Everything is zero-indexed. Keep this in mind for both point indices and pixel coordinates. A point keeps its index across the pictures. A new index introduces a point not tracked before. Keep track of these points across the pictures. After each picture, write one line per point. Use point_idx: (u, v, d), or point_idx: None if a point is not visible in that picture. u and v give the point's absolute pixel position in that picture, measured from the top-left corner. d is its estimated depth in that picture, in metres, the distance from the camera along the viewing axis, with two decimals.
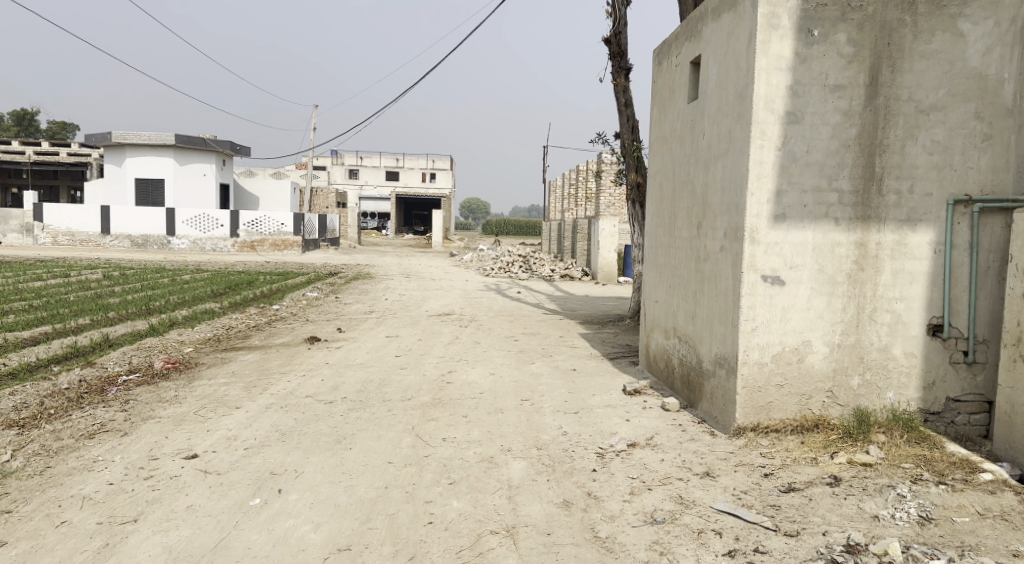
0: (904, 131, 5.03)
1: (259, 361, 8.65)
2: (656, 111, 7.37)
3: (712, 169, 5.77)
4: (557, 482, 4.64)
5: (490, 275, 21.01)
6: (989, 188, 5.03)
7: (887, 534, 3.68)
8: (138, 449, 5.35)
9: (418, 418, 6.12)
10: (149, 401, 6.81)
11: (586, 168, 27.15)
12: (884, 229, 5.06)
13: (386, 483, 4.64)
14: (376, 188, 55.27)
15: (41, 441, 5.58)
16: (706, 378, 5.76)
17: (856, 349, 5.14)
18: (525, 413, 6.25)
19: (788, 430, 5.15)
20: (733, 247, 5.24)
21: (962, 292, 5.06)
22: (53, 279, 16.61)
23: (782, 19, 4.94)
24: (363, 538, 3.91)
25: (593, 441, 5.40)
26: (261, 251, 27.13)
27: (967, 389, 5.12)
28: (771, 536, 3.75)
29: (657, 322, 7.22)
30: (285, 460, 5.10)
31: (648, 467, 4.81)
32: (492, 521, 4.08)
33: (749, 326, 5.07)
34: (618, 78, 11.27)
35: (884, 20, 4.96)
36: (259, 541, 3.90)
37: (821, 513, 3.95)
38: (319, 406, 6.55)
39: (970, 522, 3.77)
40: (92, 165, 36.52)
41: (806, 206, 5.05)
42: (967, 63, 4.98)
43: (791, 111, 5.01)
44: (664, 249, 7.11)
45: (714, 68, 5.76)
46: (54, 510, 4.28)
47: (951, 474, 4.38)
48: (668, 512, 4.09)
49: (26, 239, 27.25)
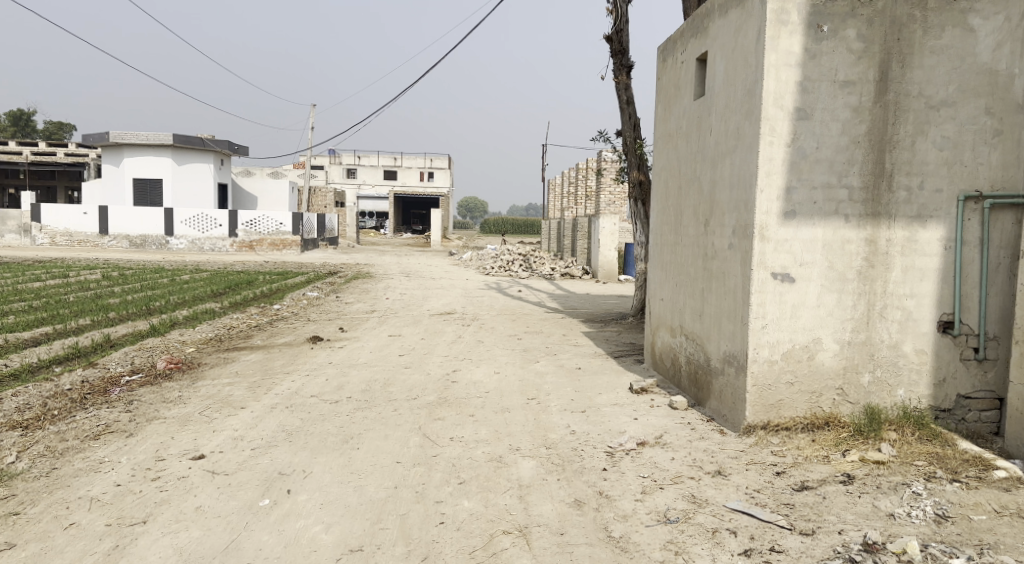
0: (915, 127, 5.01)
1: (262, 361, 8.61)
2: (661, 108, 7.35)
3: (720, 165, 5.75)
4: (567, 481, 4.62)
5: (491, 274, 20.97)
6: (1000, 184, 5.00)
7: (903, 533, 3.66)
8: (145, 449, 5.32)
9: (424, 418, 6.09)
10: (153, 402, 6.78)
11: (586, 166, 27.12)
12: (895, 225, 5.04)
13: (396, 483, 4.62)
14: (374, 188, 55.21)
15: (46, 442, 5.55)
16: (715, 376, 5.74)
17: (866, 346, 5.12)
18: (532, 412, 6.23)
19: (798, 428, 5.12)
20: (743, 243, 5.21)
21: (973, 288, 5.04)
22: (51, 279, 16.59)
23: (791, 15, 4.91)
24: (375, 538, 3.88)
25: (602, 440, 5.37)
26: (260, 251, 27.09)
27: (978, 386, 5.10)
28: (787, 534, 3.73)
29: (663, 320, 7.20)
30: (293, 460, 5.06)
31: (658, 466, 4.78)
32: (505, 521, 4.06)
33: (759, 323, 5.05)
34: (619, 75, 11.24)
35: (894, 15, 4.93)
36: (270, 542, 3.87)
37: (836, 512, 3.92)
38: (324, 406, 6.52)
39: (987, 520, 3.75)
40: (90, 165, 36.44)
41: (816, 203, 5.02)
42: (977, 58, 4.96)
43: (801, 107, 4.98)
44: (670, 246, 7.08)
45: (721, 64, 5.73)
46: (62, 511, 4.24)
47: (965, 472, 4.36)
48: (681, 511, 4.07)
49: (24, 239, 27.25)
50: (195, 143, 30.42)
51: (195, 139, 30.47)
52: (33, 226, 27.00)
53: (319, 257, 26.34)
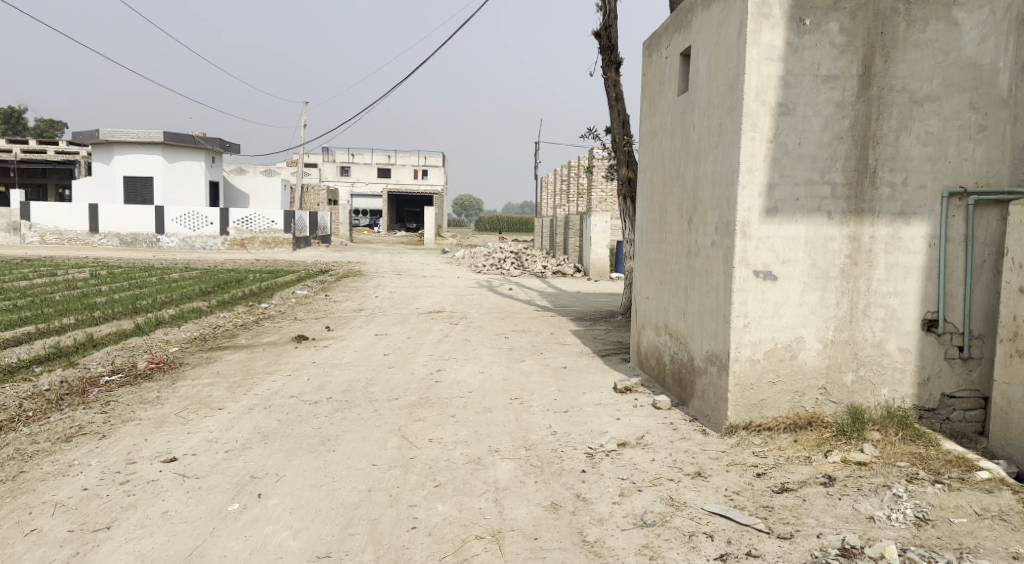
0: (898, 122, 4.92)
1: (245, 361, 8.48)
2: (646, 104, 7.23)
3: (703, 162, 5.66)
4: (544, 483, 4.53)
5: (483, 273, 20.84)
6: (985, 181, 4.93)
7: (883, 536, 3.59)
8: (116, 452, 5.20)
9: (404, 418, 5.99)
10: (130, 402, 6.66)
11: (578, 163, 27.11)
12: (878, 222, 4.96)
13: (370, 486, 4.52)
14: (369, 185, 55.04)
15: (16, 444, 5.43)
16: (698, 376, 5.65)
17: (849, 345, 5.04)
18: (514, 412, 6.13)
19: (780, 428, 5.04)
20: (725, 241, 5.12)
21: (958, 286, 4.97)
22: (38, 278, 16.43)
23: (773, 8, 4.83)
24: (344, 544, 3.79)
25: (582, 441, 5.28)
26: (251, 249, 26.91)
27: (962, 385, 5.03)
28: (765, 538, 3.65)
29: (648, 319, 7.11)
30: (266, 462, 4.96)
31: (638, 467, 4.70)
32: (478, 525, 3.97)
33: (741, 322, 4.97)
34: (608, 71, 11.12)
35: (877, 9, 4.85)
36: (235, 548, 3.77)
37: (816, 515, 3.85)
38: (304, 407, 6.42)
39: (968, 523, 3.67)
40: (80, 164, 36.21)
41: (798, 199, 4.94)
42: (962, 52, 4.88)
43: (783, 102, 4.90)
44: (655, 244, 6.98)
45: (704, 59, 5.65)
46: (25, 517, 4.14)
47: (947, 473, 4.29)
48: (658, 515, 3.98)
49: (14, 238, 27.09)
50: (185, 140, 30.21)
51: (186, 136, 30.23)
52: (22, 224, 26.84)
53: (310, 255, 26.15)
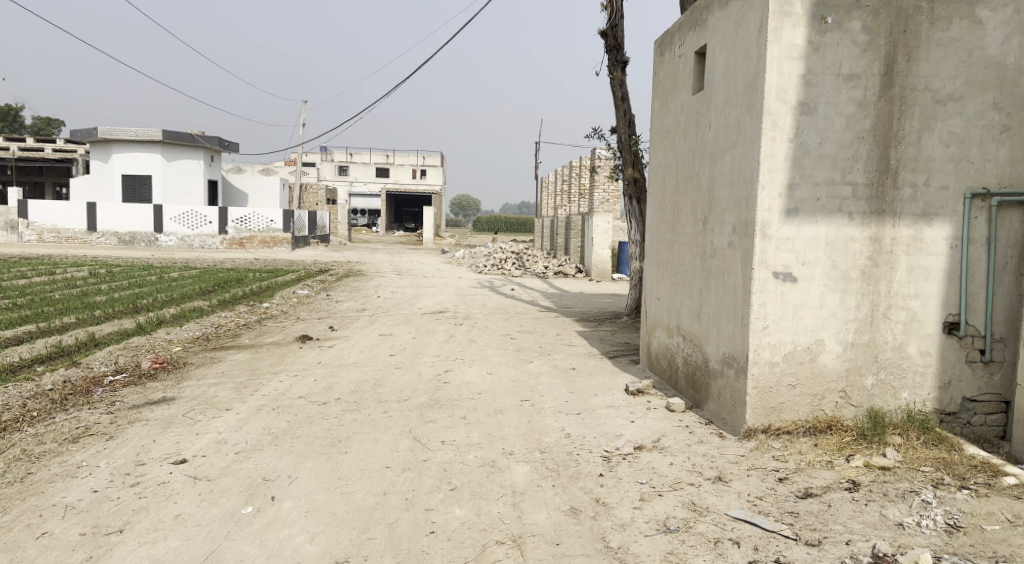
0: (920, 122, 4.86)
1: (250, 361, 8.39)
2: (657, 105, 7.18)
3: (719, 162, 5.59)
4: (563, 487, 4.45)
5: (484, 273, 20.77)
6: (1008, 181, 4.86)
7: (914, 544, 3.53)
8: (125, 453, 5.12)
9: (415, 420, 5.92)
10: (135, 403, 6.57)
11: (580, 164, 27.08)
12: (899, 223, 4.89)
13: (385, 489, 4.44)
14: (368, 185, 54.95)
15: (22, 445, 5.34)
16: (713, 378, 5.60)
17: (869, 348, 4.98)
18: (526, 414, 6.06)
19: (800, 432, 4.98)
20: (743, 242, 5.06)
21: (980, 288, 4.90)
22: (37, 278, 16.25)
23: (794, 6, 4.76)
24: (363, 548, 3.72)
25: (598, 444, 5.21)
26: (250, 247, 26.77)
27: (983, 388, 4.97)
28: (793, 545, 3.59)
29: (659, 320, 7.05)
30: (277, 465, 4.87)
31: (657, 471, 4.63)
32: (497, 531, 3.89)
33: (760, 324, 4.90)
34: (614, 71, 11.05)
35: (900, 7, 4.78)
36: (251, 553, 3.69)
37: (843, 521, 3.79)
38: (312, 407, 6.34)
39: (1000, 531, 3.61)
40: (78, 163, 35.83)
41: (819, 199, 4.88)
42: (986, 51, 4.81)
43: (804, 101, 4.83)
44: (667, 245, 6.92)
45: (720, 58, 5.58)
46: (35, 520, 4.06)
47: (973, 478, 4.23)
48: (681, 520, 3.91)
49: (11, 235, 26.94)
50: (184, 140, 30.09)
51: (186, 135, 30.15)
52: (20, 223, 26.68)
53: (310, 255, 26.02)
